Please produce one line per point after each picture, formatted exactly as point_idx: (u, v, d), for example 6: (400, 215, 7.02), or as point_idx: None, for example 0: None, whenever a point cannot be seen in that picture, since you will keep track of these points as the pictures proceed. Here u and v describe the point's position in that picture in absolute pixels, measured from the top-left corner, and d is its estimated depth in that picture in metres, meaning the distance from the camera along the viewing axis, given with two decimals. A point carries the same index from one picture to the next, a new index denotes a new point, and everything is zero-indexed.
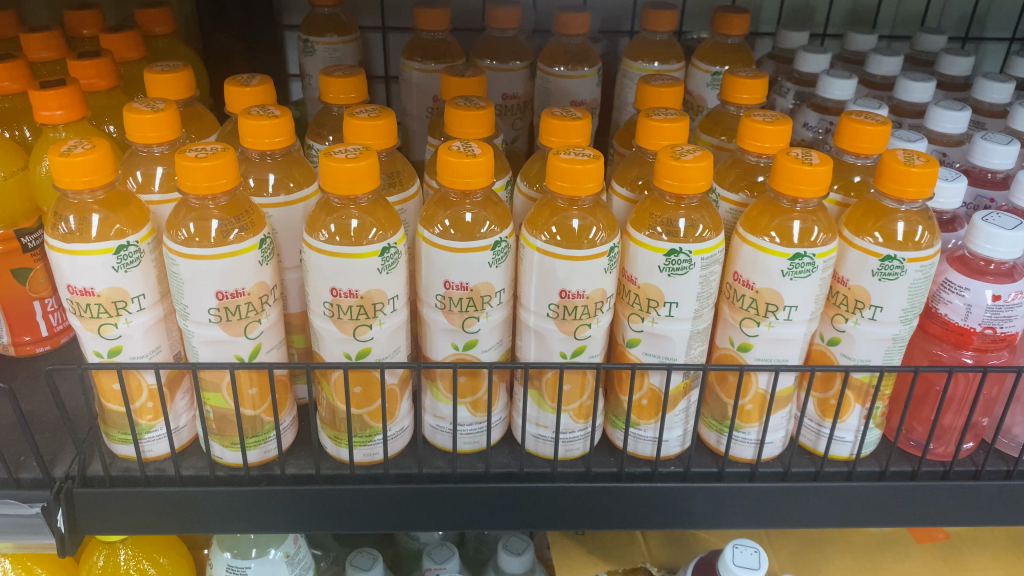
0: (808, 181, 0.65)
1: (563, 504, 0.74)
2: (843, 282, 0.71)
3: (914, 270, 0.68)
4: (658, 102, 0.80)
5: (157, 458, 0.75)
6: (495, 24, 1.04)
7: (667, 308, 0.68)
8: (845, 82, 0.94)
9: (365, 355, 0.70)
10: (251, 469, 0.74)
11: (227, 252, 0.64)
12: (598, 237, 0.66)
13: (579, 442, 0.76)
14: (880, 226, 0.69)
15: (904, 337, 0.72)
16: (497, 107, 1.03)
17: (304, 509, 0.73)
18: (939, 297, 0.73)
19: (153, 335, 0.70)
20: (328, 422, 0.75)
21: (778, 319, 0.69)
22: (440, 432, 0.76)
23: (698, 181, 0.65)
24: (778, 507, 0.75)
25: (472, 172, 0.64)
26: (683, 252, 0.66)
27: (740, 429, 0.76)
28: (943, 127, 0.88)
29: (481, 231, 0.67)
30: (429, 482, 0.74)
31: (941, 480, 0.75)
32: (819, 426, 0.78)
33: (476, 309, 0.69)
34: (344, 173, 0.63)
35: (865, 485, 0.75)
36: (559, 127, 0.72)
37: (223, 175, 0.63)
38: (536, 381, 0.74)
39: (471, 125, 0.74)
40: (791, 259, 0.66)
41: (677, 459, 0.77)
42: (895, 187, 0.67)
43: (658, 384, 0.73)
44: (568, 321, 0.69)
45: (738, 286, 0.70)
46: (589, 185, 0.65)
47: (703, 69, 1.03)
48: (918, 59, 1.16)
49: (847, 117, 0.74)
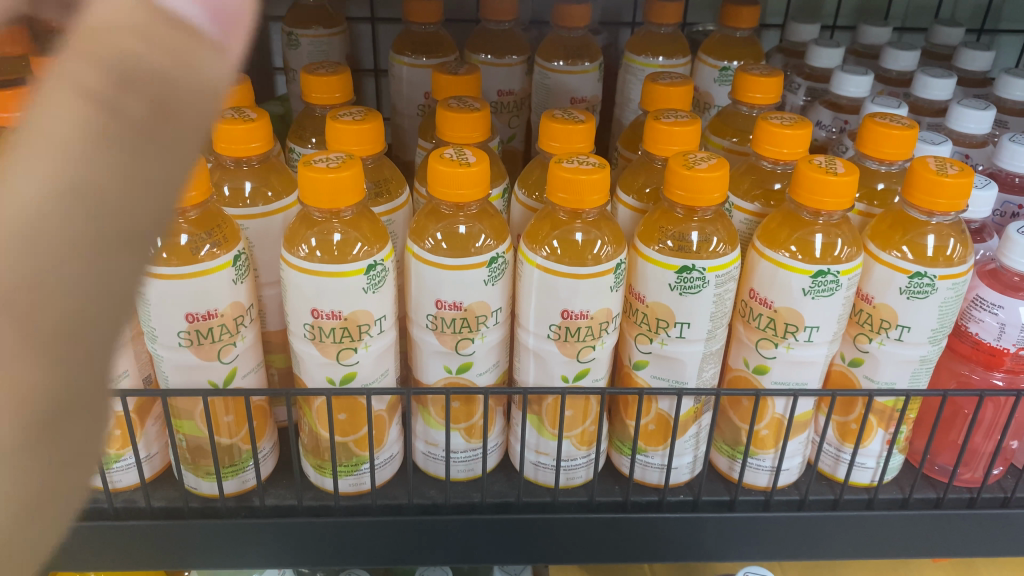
0: (832, 193, 0.60)
1: (564, 536, 0.69)
2: (868, 300, 0.65)
3: (945, 288, 0.62)
4: (666, 102, 0.74)
5: (126, 488, 0.69)
6: (491, 15, 0.98)
7: (678, 329, 0.63)
8: (862, 79, 0.89)
9: (349, 380, 0.64)
10: (227, 501, 0.69)
11: (196, 271, 0.59)
12: (604, 251, 0.61)
13: (581, 470, 0.71)
14: (909, 239, 0.63)
15: (932, 358, 0.66)
16: (492, 105, 0.98)
17: (284, 545, 0.68)
18: (969, 315, 0.68)
19: (119, 360, 0.64)
20: (311, 450, 0.69)
21: (798, 340, 0.64)
22: (432, 460, 0.71)
23: (712, 193, 0.60)
24: (796, 538, 0.70)
25: (465, 183, 0.59)
26: (696, 269, 0.60)
27: (754, 456, 0.71)
28: (966, 126, 0.83)
29: (475, 245, 0.62)
30: (420, 514, 0.68)
31: (969, 508, 0.70)
32: (838, 451, 0.73)
33: (470, 330, 0.63)
34: (324, 184, 0.57)
35: (887, 514, 0.70)
36: (560, 131, 0.66)
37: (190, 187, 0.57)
38: (536, 406, 0.69)
39: (464, 128, 0.68)
40: (813, 277, 0.61)
41: (687, 488, 0.72)
42: (926, 198, 0.61)
43: (666, 409, 0.68)
44: (570, 343, 0.63)
45: (755, 304, 0.65)
46: (594, 198, 0.59)
47: (710, 64, 0.97)
48: (935, 53, 1.11)
49: (870, 119, 0.68)
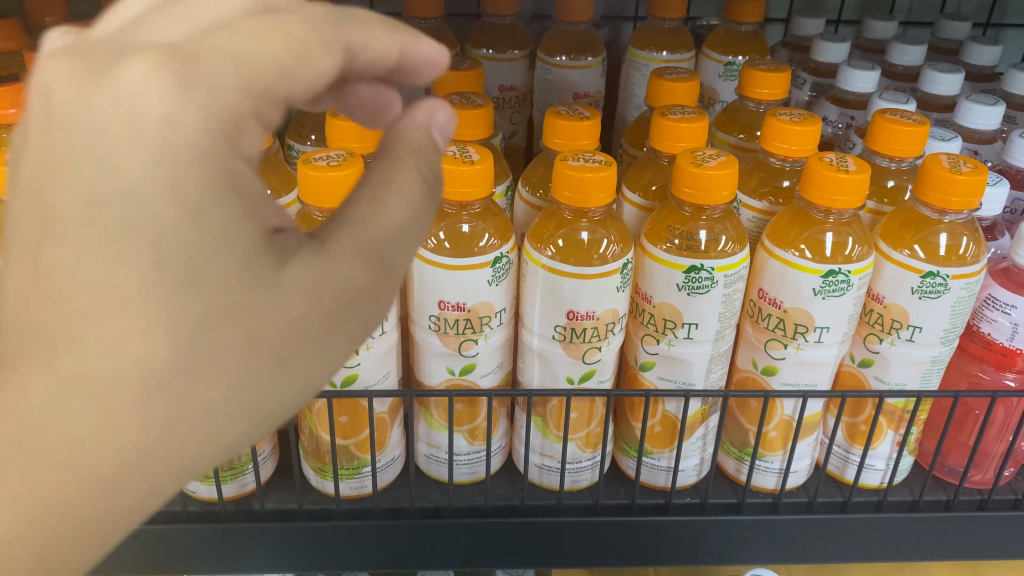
0: (843, 191, 0.58)
1: (568, 540, 0.68)
2: (878, 300, 0.64)
3: (958, 287, 0.61)
4: (672, 98, 0.72)
5: None
6: (492, 9, 0.97)
7: (686, 330, 0.62)
8: (869, 74, 0.88)
9: (351, 382, 0.63)
10: (226, 504, 0.68)
11: None
12: (610, 251, 0.60)
13: (586, 472, 0.70)
14: (921, 238, 0.62)
15: (944, 359, 0.65)
16: (494, 100, 0.97)
17: (284, 550, 0.67)
18: (981, 315, 0.67)
19: None
20: (312, 453, 0.69)
21: (808, 341, 0.63)
22: (435, 462, 0.70)
23: (721, 191, 0.58)
24: (805, 542, 0.69)
25: (469, 181, 0.58)
26: (705, 268, 0.59)
27: (763, 458, 0.70)
28: (975, 122, 0.82)
29: (479, 245, 0.60)
30: (422, 518, 0.67)
31: (980, 511, 0.69)
32: (847, 453, 0.72)
33: (473, 331, 0.62)
34: (324, 183, 0.56)
35: (897, 517, 0.69)
36: (565, 128, 0.65)
37: None
38: (540, 407, 0.68)
39: (467, 124, 0.66)
40: (824, 276, 0.59)
41: (693, 490, 0.71)
42: (939, 196, 0.60)
43: (673, 411, 0.67)
44: (575, 345, 0.62)
45: (763, 304, 0.63)
46: (601, 196, 0.58)
47: (715, 59, 0.96)
48: (941, 48, 1.09)
49: (880, 116, 0.67)
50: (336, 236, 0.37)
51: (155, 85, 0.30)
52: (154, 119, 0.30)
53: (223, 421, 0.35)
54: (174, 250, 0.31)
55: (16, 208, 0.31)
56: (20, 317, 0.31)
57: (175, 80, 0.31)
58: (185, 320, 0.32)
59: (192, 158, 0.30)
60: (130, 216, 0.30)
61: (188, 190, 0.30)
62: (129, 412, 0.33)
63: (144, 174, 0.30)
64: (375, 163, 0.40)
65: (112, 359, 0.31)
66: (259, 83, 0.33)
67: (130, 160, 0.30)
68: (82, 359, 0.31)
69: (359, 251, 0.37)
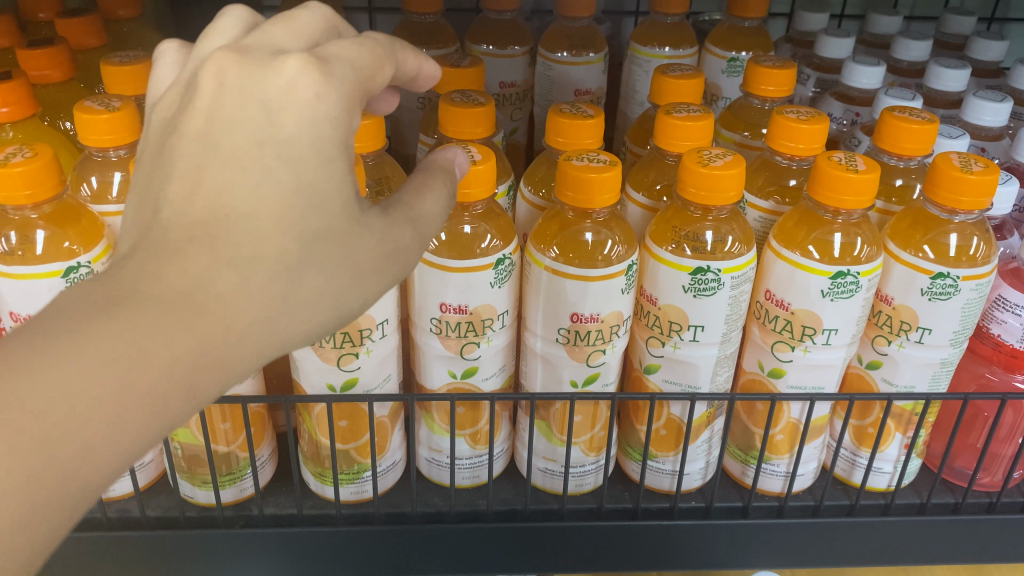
0: (852, 191, 0.57)
1: (571, 545, 0.67)
2: (887, 301, 0.63)
3: (968, 289, 0.60)
4: (677, 96, 0.71)
5: (120, 497, 0.67)
6: (492, 5, 0.95)
7: (691, 333, 0.61)
8: (874, 70, 0.87)
9: (351, 386, 0.62)
10: (224, 510, 0.67)
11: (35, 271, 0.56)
12: (614, 252, 0.59)
13: (591, 476, 0.69)
14: (931, 239, 0.61)
15: (953, 361, 0.64)
16: (495, 97, 0.95)
17: (282, 556, 0.66)
18: (991, 316, 0.66)
19: None
20: (311, 458, 0.68)
21: (816, 344, 0.62)
22: (436, 466, 0.69)
23: (728, 191, 0.57)
24: (812, 545, 0.68)
25: (471, 181, 0.56)
26: (711, 270, 0.58)
27: (769, 461, 0.69)
28: (982, 119, 0.81)
29: (480, 246, 0.59)
30: (424, 523, 0.66)
31: (988, 514, 0.68)
32: (854, 456, 0.71)
33: (475, 334, 0.61)
34: None
35: (905, 520, 0.68)
36: (567, 127, 0.63)
37: (26, 185, 0.54)
38: (543, 411, 0.67)
39: (468, 123, 0.65)
40: (832, 278, 0.58)
41: (698, 494, 0.70)
42: (949, 196, 0.59)
43: (678, 414, 0.66)
44: (579, 348, 0.61)
45: (770, 306, 0.62)
46: (605, 197, 0.57)
47: (718, 55, 0.94)
48: (946, 43, 1.08)
49: (888, 113, 0.66)
50: (393, 206, 0.45)
51: (308, 74, 0.40)
52: (309, 93, 0.40)
53: (281, 326, 0.40)
54: (307, 180, 0.40)
55: (185, 145, 0.40)
56: (176, 219, 0.39)
57: (320, 65, 0.41)
58: (306, 229, 0.40)
59: (331, 120, 0.41)
60: (284, 152, 0.40)
61: (327, 142, 0.40)
62: (234, 297, 0.39)
63: (296, 129, 0.40)
64: (415, 173, 0.49)
65: (249, 249, 0.39)
66: (372, 80, 0.44)
67: (289, 115, 0.40)
68: (229, 245, 0.39)
69: (410, 225, 0.45)
